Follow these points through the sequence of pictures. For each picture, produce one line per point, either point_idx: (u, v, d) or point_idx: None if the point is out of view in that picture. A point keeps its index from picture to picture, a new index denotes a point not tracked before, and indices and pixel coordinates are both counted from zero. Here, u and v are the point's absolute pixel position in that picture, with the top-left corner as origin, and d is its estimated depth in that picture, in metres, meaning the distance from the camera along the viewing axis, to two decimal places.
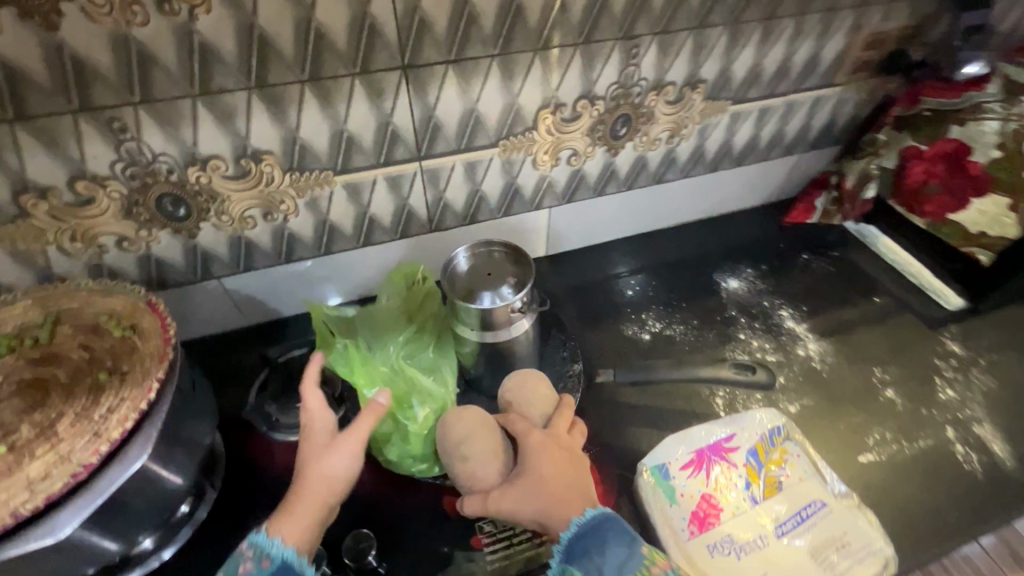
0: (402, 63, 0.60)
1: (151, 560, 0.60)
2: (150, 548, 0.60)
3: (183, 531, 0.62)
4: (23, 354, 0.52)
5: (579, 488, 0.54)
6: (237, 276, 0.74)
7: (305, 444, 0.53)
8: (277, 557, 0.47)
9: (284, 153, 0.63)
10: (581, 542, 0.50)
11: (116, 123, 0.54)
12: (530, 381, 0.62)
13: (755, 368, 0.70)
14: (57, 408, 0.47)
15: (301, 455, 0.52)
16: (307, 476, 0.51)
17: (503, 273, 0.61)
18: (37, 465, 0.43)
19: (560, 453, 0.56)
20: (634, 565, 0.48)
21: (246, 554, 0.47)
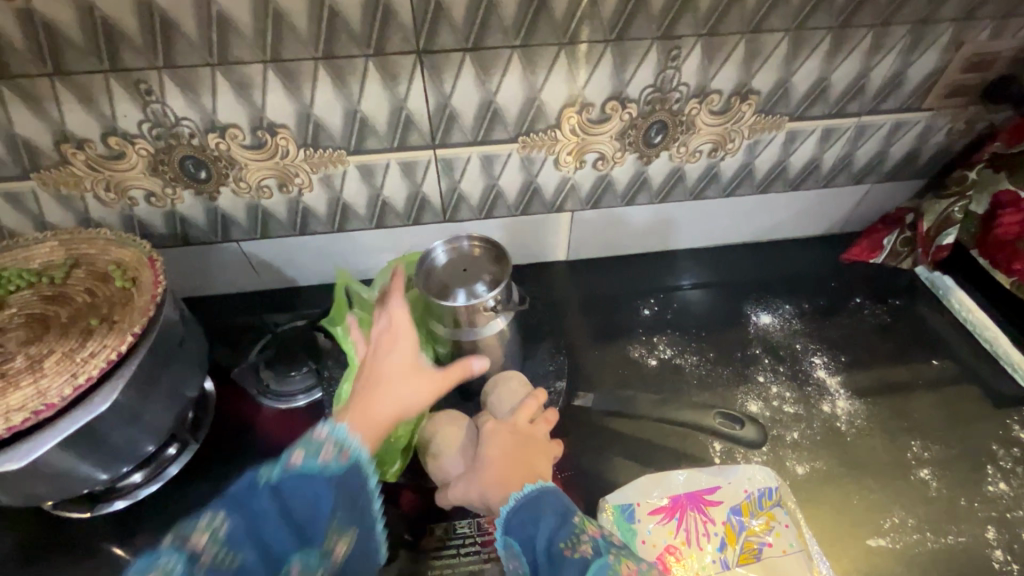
0: (417, 48, 0.58)
1: (137, 494, 0.64)
2: (138, 482, 0.64)
3: (170, 467, 0.66)
4: (40, 291, 0.57)
5: (523, 471, 0.52)
6: (253, 241, 0.76)
7: (393, 364, 0.54)
8: (358, 453, 0.46)
9: (298, 128, 0.64)
10: (517, 513, 0.48)
11: (143, 85, 0.57)
12: (511, 381, 0.63)
13: (745, 422, 0.62)
14: (50, 344, 0.51)
15: (387, 371, 0.53)
16: (392, 388, 0.52)
17: (479, 271, 0.62)
18: (17, 396, 0.47)
19: (511, 438, 0.54)
20: (565, 534, 0.47)
21: (328, 443, 0.46)
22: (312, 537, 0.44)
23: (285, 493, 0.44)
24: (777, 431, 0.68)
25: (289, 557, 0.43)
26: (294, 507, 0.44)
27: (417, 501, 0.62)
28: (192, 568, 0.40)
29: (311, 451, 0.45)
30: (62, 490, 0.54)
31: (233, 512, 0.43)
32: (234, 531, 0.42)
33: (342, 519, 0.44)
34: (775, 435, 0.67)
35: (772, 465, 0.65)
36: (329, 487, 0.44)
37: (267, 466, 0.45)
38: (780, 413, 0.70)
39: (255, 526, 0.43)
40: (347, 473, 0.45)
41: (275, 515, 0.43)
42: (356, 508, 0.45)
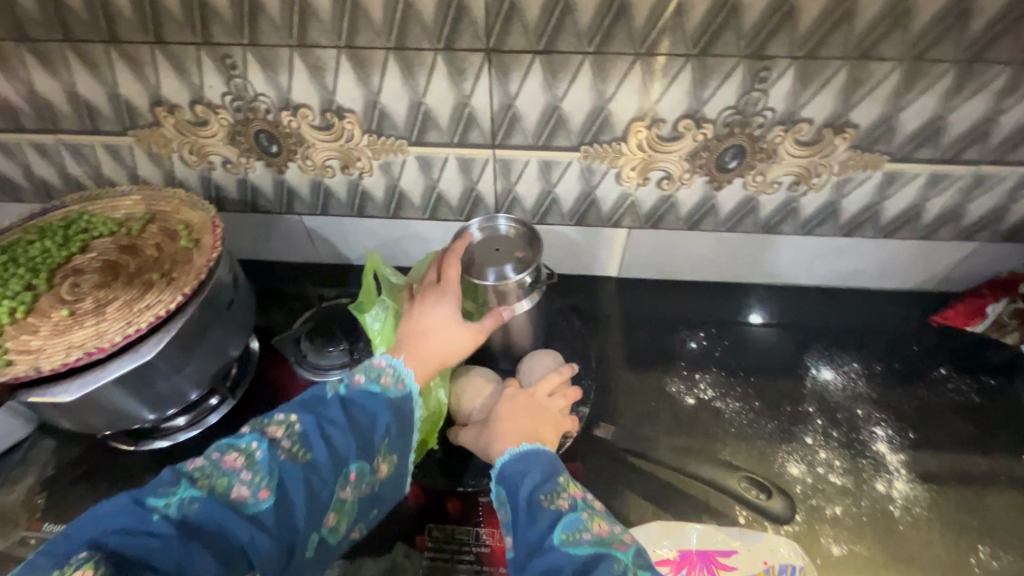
0: (487, 46, 0.57)
1: (178, 436, 0.69)
2: (181, 425, 0.69)
3: (211, 415, 0.70)
4: (118, 239, 0.62)
5: (526, 432, 0.52)
6: (313, 217, 0.79)
7: (437, 307, 0.57)
8: (411, 385, 0.52)
9: (364, 114, 0.65)
10: (509, 465, 0.48)
11: (228, 59, 0.61)
12: (540, 363, 0.64)
13: (771, 493, 0.60)
14: (116, 291, 0.56)
15: (433, 316, 0.56)
16: (438, 333, 0.55)
17: (511, 250, 0.60)
18: (81, 334, 0.52)
19: (524, 404, 0.56)
20: (548, 487, 0.46)
21: (386, 371, 0.52)
22: (369, 449, 0.48)
23: (350, 408, 0.49)
24: (815, 501, 0.62)
25: (351, 463, 0.47)
26: (357, 420, 0.49)
27: (420, 498, 0.62)
28: (272, 452, 0.44)
29: (372, 376, 0.51)
30: (110, 424, 0.59)
31: (307, 415, 0.48)
32: (306, 430, 0.47)
33: (393, 438, 0.50)
34: (813, 506, 0.61)
35: (802, 539, 0.59)
36: (385, 408, 0.50)
37: (332, 384, 0.51)
38: (824, 483, 0.63)
39: (325, 428, 0.47)
40: (403, 400, 0.51)
41: (341, 422, 0.48)
42: (405, 430, 0.51)
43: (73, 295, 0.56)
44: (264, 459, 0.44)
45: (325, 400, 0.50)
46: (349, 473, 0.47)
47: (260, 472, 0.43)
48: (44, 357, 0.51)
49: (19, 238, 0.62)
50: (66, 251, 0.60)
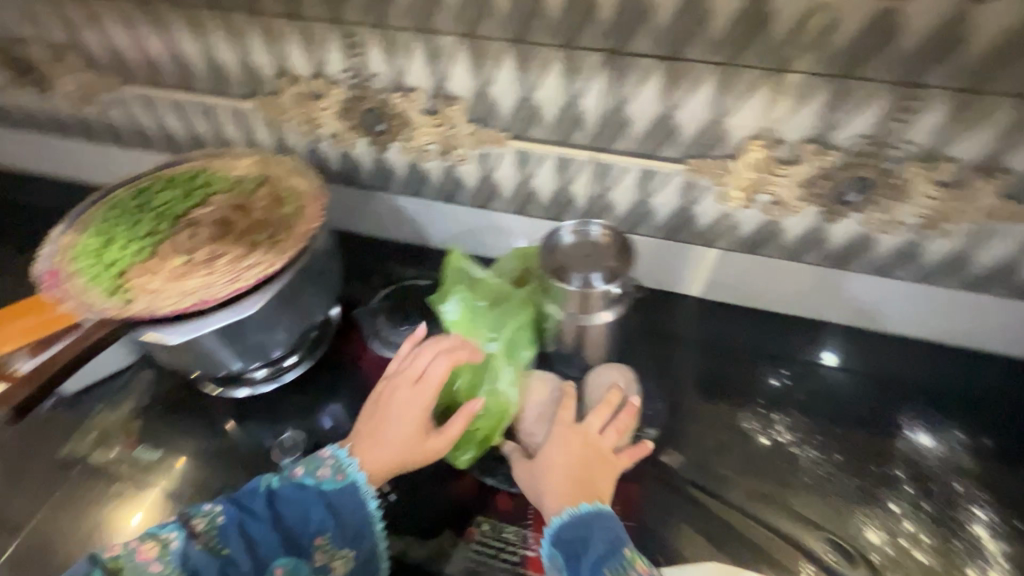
0: (609, 46, 0.56)
1: (255, 387, 0.72)
2: (258, 378, 0.72)
3: (289, 373, 0.74)
4: (230, 198, 0.66)
5: (579, 484, 0.52)
6: (405, 197, 0.81)
7: (397, 409, 0.58)
8: (353, 474, 0.54)
9: (473, 103, 0.65)
10: (568, 530, 0.50)
11: (354, 37, 0.63)
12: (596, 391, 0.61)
13: (857, 560, 0.57)
14: (226, 246, 0.60)
15: (391, 417, 0.57)
16: (398, 432, 0.57)
17: (600, 258, 0.58)
18: (193, 281, 0.56)
19: (580, 449, 0.55)
20: (614, 562, 0.47)
21: (327, 462, 0.55)
22: (299, 544, 0.51)
23: (277, 502, 0.53)
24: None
25: (275, 560, 0.50)
26: (285, 514, 0.52)
27: (473, 490, 0.63)
28: (186, 553, 0.50)
29: (310, 468, 0.55)
30: (201, 367, 0.63)
31: (230, 510, 0.52)
32: (227, 522, 0.52)
33: (329, 534, 0.51)
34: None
35: None
36: (318, 500, 0.53)
37: (269, 479, 0.55)
38: (906, 557, 0.58)
39: (244, 525, 0.51)
40: (342, 490, 0.54)
41: (267, 518, 0.51)
42: (344, 525, 0.52)
43: (189, 245, 0.60)
44: (175, 559, 0.50)
45: (258, 491, 0.54)
46: (276, 569, 0.50)
47: (169, 563, 0.49)
48: (160, 298, 0.55)
49: (146, 184, 0.67)
50: (185, 205, 0.64)
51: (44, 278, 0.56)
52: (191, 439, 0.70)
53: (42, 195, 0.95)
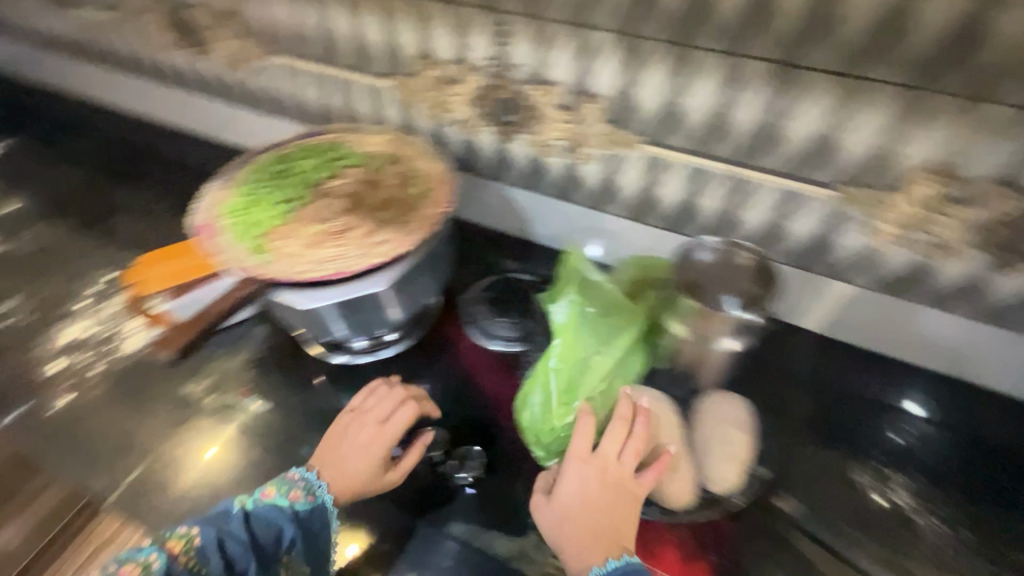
0: (780, 58, 0.53)
1: (355, 356, 0.75)
2: (360, 347, 0.74)
3: (387, 348, 0.76)
4: (361, 173, 0.68)
5: (604, 536, 0.50)
6: (519, 189, 0.81)
7: (358, 444, 0.60)
8: (322, 497, 0.57)
9: (613, 103, 0.63)
10: None
11: (506, 27, 0.63)
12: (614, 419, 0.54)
13: None
14: (359, 221, 0.62)
15: (353, 450, 0.60)
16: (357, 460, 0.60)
17: (745, 284, 0.58)
18: (328, 251, 0.58)
19: (598, 492, 0.52)
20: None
21: (297, 485, 0.57)
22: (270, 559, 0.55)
23: (252, 523, 0.55)
24: None
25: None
26: (257, 534, 0.54)
27: None
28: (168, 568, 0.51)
29: (281, 491, 0.56)
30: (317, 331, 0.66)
31: (209, 530, 0.54)
32: (206, 543, 0.53)
33: (296, 552, 0.55)
34: None
35: None
36: (289, 522, 0.55)
37: (241, 498, 0.57)
38: None
39: (224, 543, 0.53)
40: (313, 511, 0.57)
41: (243, 538, 0.54)
42: (310, 545, 0.56)
43: (325, 215, 0.62)
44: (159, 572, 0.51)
45: (229, 512, 0.56)
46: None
47: None
48: (298, 264, 0.57)
49: (289, 150, 0.70)
50: (321, 174, 0.67)
51: (199, 229, 0.60)
52: (295, 396, 0.72)
53: (188, 151, 1.04)
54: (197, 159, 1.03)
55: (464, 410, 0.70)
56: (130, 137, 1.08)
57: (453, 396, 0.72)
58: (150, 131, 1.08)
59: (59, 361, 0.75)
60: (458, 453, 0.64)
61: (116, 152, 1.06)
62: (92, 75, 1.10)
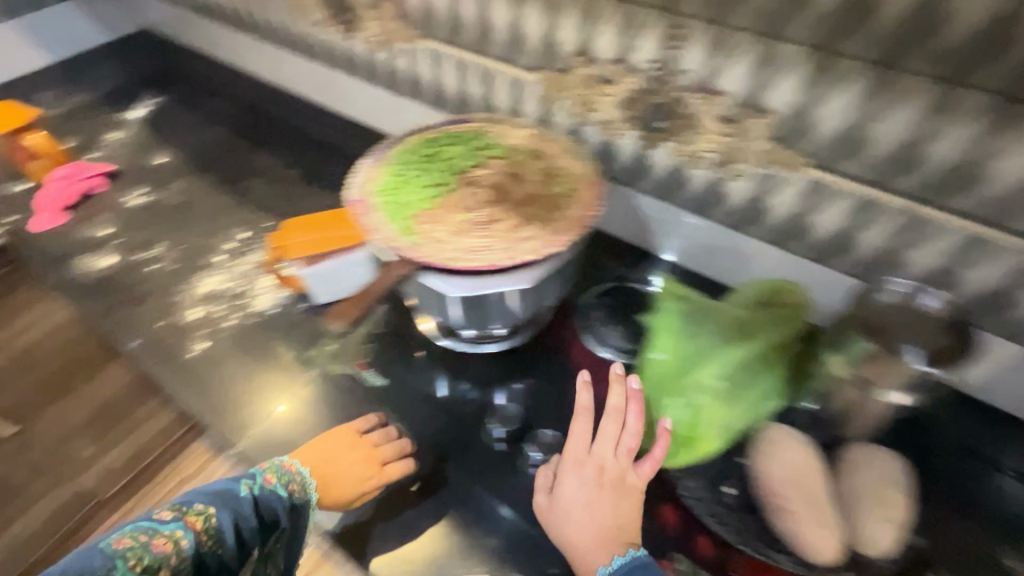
0: (1005, 91, 0.47)
1: (463, 344, 0.74)
2: (470, 337, 0.74)
3: (489, 344, 0.74)
4: (503, 165, 0.67)
5: (606, 538, 0.52)
6: (649, 198, 0.78)
7: (351, 464, 0.62)
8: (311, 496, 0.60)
9: (784, 120, 0.60)
10: None
11: (680, 31, 0.60)
12: (607, 418, 0.59)
13: None
14: (504, 214, 0.61)
15: (344, 466, 0.62)
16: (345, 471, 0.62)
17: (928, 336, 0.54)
18: (474, 241, 0.58)
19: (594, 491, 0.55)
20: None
21: (295, 478, 0.59)
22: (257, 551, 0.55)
23: (261, 506, 0.56)
24: None
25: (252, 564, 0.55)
26: (260, 524, 0.55)
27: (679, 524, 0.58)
28: (190, 543, 0.50)
29: (282, 481, 0.58)
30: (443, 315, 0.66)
31: (225, 510, 0.53)
32: (230, 521, 0.53)
33: (282, 545, 0.57)
34: None
35: None
36: (291, 510, 0.57)
37: (244, 482, 0.57)
38: None
39: (243, 524, 0.53)
40: (301, 508, 0.59)
41: (253, 522, 0.54)
42: (294, 537, 0.58)
43: (469, 204, 0.62)
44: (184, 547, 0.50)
45: (236, 493, 0.55)
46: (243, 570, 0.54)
47: (184, 560, 0.49)
48: (445, 250, 0.57)
49: (435, 135, 0.71)
50: (465, 163, 0.67)
51: (355, 203, 0.62)
52: (407, 376, 0.73)
53: (322, 127, 1.09)
54: (329, 136, 1.07)
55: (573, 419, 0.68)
56: (270, 108, 1.15)
57: (560, 401, 0.70)
58: (289, 105, 1.14)
59: (197, 309, 0.80)
60: None
61: (256, 120, 1.13)
62: (246, 48, 1.18)
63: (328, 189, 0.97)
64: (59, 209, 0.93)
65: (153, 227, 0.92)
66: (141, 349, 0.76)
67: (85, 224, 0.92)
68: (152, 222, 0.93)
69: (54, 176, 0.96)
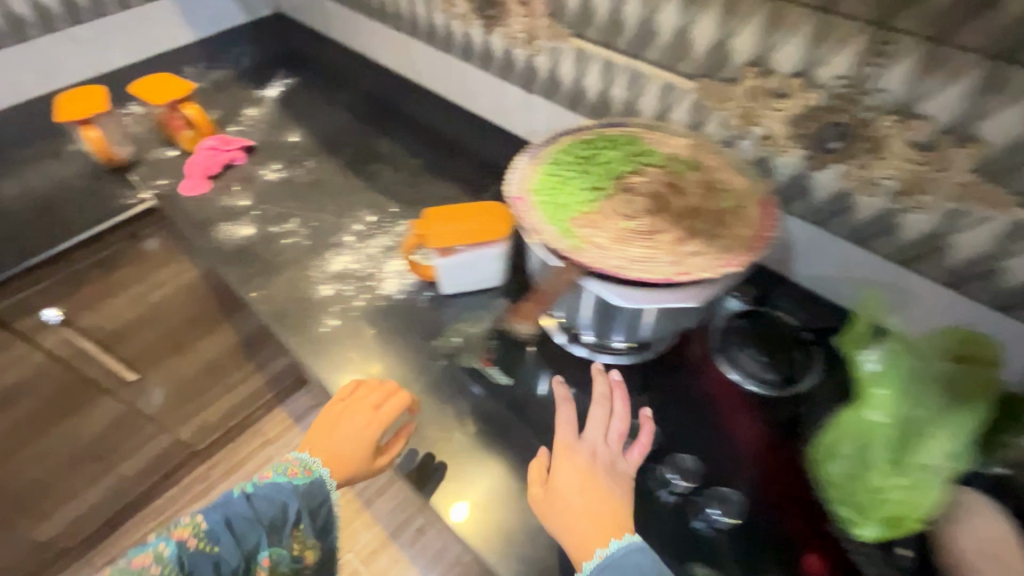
0: None
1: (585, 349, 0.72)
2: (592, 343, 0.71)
3: (605, 354, 0.72)
4: (661, 174, 0.65)
5: (602, 523, 0.53)
6: (802, 223, 0.73)
7: (350, 432, 0.65)
8: (317, 471, 0.64)
9: (998, 153, 0.54)
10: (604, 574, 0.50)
11: (885, 47, 0.56)
12: (597, 403, 0.63)
13: None
14: (668, 225, 0.59)
15: (346, 438, 0.65)
16: (343, 432, 0.65)
17: None
18: (639, 250, 0.56)
19: (584, 472, 0.57)
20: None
21: (294, 464, 0.64)
22: (281, 538, 0.60)
23: (254, 499, 0.60)
24: None
25: (261, 551, 0.59)
26: (262, 518, 0.60)
27: None
28: (180, 551, 0.57)
29: (278, 471, 0.63)
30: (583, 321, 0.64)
31: (216, 515, 0.59)
32: (213, 525, 0.58)
33: (304, 524, 0.62)
34: None
35: None
36: (294, 495, 0.62)
37: (239, 485, 0.62)
38: None
39: (230, 523, 0.59)
40: (311, 485, 0.63)
41: (249, 515, 0.59)
42: (315, 516, 0.63)
43: (629, 211, 0.60)
44: (171, 557, 0.56)
45: (231, 495, 0.61)
46: (262, 558, 0.59)
47: (168, 564, 0.56)
48: (610, 256, 0.55)
49: (590, 137, 0.69)
50: (622, 169, 0.65)
51: (514, 198, 0.61)
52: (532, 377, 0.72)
53: (447, 120, 1.11)
54: (454, 130, 1.09)
55: (703, 448, 0.65)
56: (397, 97, 1.18)
57: (689, 426, 0.67)
58: (415, 96, 1.17)
59: (329, 286, 0.82)
60: (709, 491, 0.60)
61: (383, 107, 1.16)
62: (379, 37, 1.21)
63: (453, 181, 0.98)
64: (205, 177, 0.99)
65: (287, 202, 0.96)
66: (277, 318, 0.78)
67: (228, 193, 0.97)
68: (287, 197, 0.97)
69: (203, 145, 1.01)
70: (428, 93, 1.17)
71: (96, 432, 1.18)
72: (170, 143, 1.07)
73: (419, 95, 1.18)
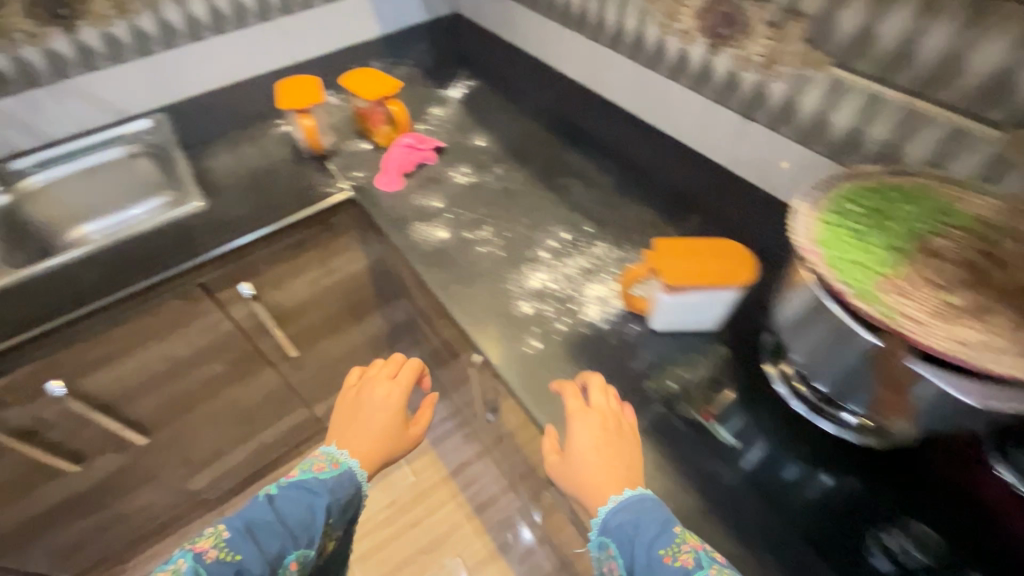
0: None
1: (804, 405, 0.64)
2: (814, 398, 0.64)
3: (825, 421, 0.63)
4: (973, 238, 0.55)
5: (614, 474, 0.56)
6: None
7: (377, 407, 0.78)
8: (344, 463, 0.73)
9: None
10: (616, 517, 0.53)
11: None
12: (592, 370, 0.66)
13: None
14: (998, 304, 0.50)
15: (373, 413, 0.78)
16: (369, 412, 0.78)
17: None
18: (970, 333, 0.47)
19: (591, 425, 0.60)
20: (665, 541, 0.49)
21: (321, 460, 0.73)
22: (310, 538, 0.65)
23: (276, 501, 0.66)
24: None
25: (289, 555, 0.62)
26: (288, 518, 0.65)
27: None
28: (201, 564, 0.57)
29: (303, 468, 0.72)
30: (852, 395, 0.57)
31: (236, 526, 0.62)
32: (234, 536, 0.61)
33: (335, 517, 0.69)
34: None
35: None
36: (319, 488, 0.69)
37: (262, 490, 0.68)
38: None
39: (253, 527, 0.62)
40: (339, 475, 0.72)
41: (271, 518, 0.64)
42: (342, 511, 0.70)
43: (943, 280, 0.52)
44: (190, 569, 0.57)
45: (254, 502, 0.66)
46: (290, 562, 0.62)
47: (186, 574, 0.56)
48: (935, 335, 0.47)
49: (874, 183, 0.61)
50: (922, 228, 0.56)
51: (806, 243, 0.54)
52: (764, 442, 0.64)
53: (637, 140, 1.05)
54: (645, 152, 1.03)
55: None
56: (580, 112, 1.15)
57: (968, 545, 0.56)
58: (600, 111, 1.13)
59: (527, 304, 0.79)
60: None
61: (565, 121, 1.13)
62: (566, 46, 1.18)
63: (649, 207, 0.92)
64: (399, 173, 1.00)
65: (477, 209, 0.94)
66: (479, 331, 0.76)
67: (419, 193, 0.98)
68: (476, 204, 0.95)
69: (399, 141, 1.03)
70: (614, 109, 1.12)
71: (253, 402, 1.25)
72: (364, 137, 1.10)
73: (603, 110, 1.13)
